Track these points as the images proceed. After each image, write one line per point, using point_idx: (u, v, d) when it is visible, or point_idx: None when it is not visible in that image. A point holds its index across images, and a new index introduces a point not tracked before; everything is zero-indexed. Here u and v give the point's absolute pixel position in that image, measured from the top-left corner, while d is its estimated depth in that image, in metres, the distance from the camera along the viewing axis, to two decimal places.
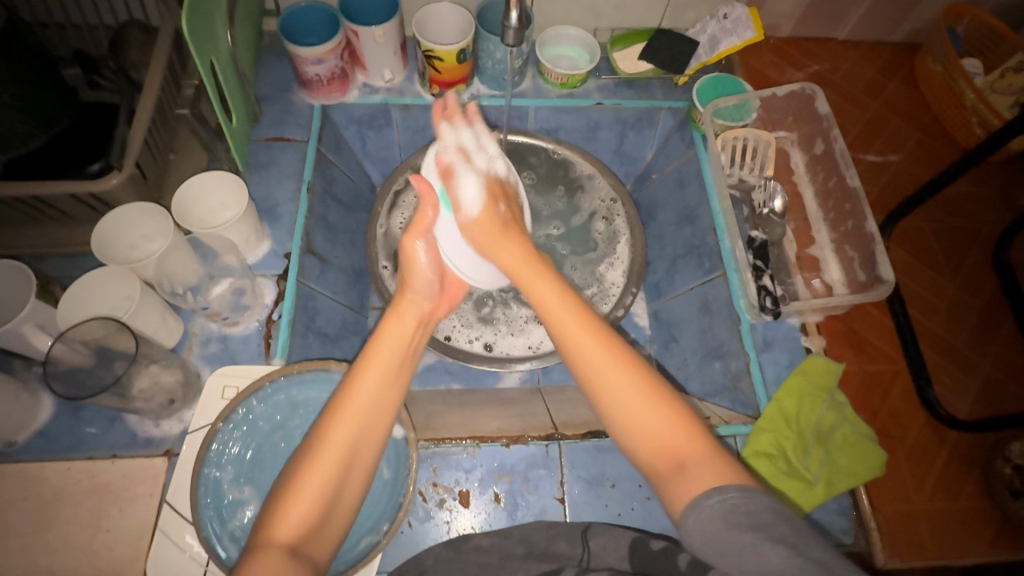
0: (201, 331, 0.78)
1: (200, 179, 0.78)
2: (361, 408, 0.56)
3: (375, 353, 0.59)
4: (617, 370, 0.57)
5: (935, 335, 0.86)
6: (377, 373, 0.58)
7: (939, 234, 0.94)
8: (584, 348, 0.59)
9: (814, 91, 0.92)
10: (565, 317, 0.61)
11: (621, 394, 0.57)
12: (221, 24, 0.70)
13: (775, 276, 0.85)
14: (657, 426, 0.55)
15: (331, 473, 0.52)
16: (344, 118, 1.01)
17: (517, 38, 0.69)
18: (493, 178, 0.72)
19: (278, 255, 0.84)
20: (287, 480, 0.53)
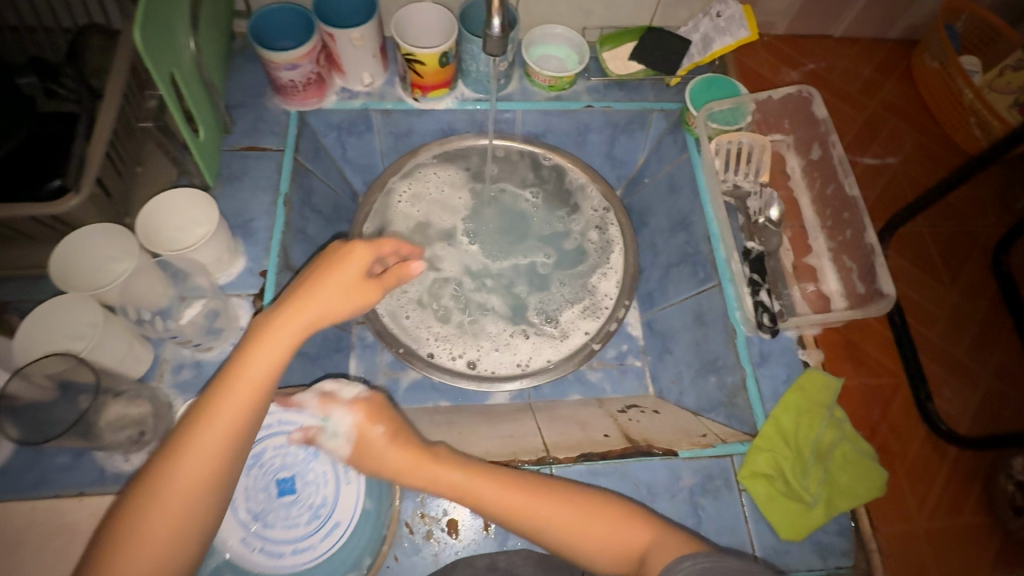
0: (172, 356, 0.74)
1: (165, 198, 0.74)
2: (216, 439, 0.52)
3: (237, 376, 0.54)
4: (546, 499, 0.61)
5: (936, 346, 0.84)
6: (244, 396, 0.53)
7: (938, 240, 0.91)
8: (531, 508, 0.61)
9: (811, 94, 0.88)
10: (467, 484, 0.63)
11: (536, 514, 0.61)
12: (183, 33, 0.65)
13: (772, 291, 0.82)
14: (595, 526, 0.61)
15: (185, 517, 0.50)
16: (322, 124, 0.96)
17: (498, 47, 0.64)
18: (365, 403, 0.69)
19: (254, 273, 0.80)
20: (131, 511, 0.49)
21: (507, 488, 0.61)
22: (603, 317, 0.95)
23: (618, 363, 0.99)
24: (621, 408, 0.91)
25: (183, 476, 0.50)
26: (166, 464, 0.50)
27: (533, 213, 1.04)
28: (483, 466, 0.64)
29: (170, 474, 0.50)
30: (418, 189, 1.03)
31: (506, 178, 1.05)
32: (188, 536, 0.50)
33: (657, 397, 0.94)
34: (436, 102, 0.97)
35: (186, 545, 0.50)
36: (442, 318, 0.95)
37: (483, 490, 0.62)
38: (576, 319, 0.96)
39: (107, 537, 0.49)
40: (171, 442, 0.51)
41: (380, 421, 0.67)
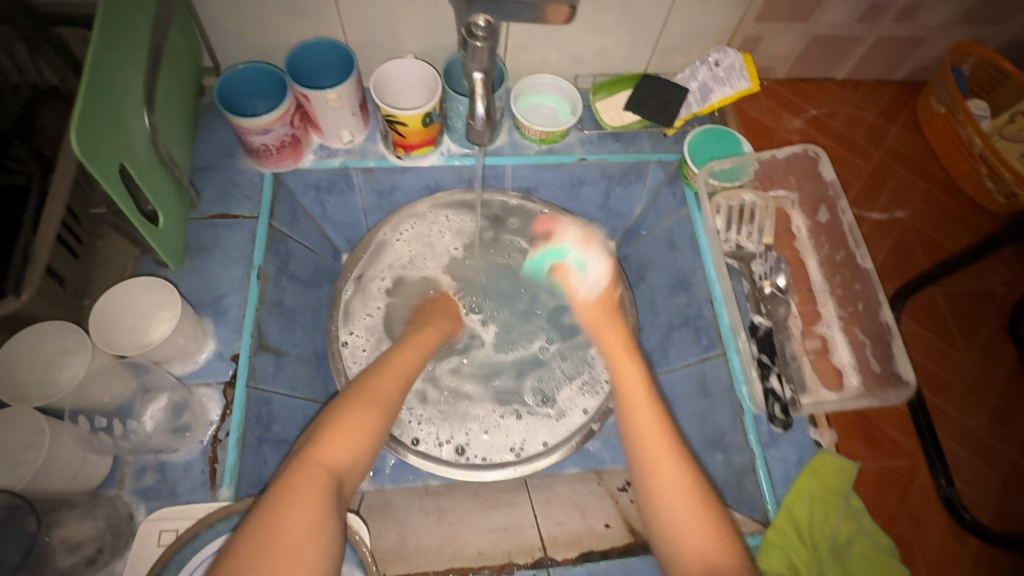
0: (134, 460, 0.67)
1: (139, 284, 0.68)
2: (401, 374, 0.72)
3: (413, 345, 0.79)
4: (672, 462, 0.64)
5: (954, 421, 0.79)
6: (416, 357, 0.77)
7: (952, 302, 0.87)
8: (659, 469, 0.64)
9: (817, 153, 0.85)
10: (654, 444, 0.65)
11: (678, 506, 0.61)
12: (133, 112, 0.60)
13: (784, 374, 0.76)
14: (701, 530, 0.59)
15: (382, 418, 0.66)
16: (300, 184, 0.90)
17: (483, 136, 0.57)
18: (612, 266, 0.88)
19: (224, 357, 0.74)
20: (346, 404, 0.65)
21: (680, 463, 0.64)
22: (602, 393, 0.92)
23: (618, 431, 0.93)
24: (623, 484, 0.84)
25: (381, 391, 0.68)
26: (368, 378, 0.69)
27: (541, 282, 1.00)
28: (680, 451, 0.65)
29: (376, 388, 0.68)
30: (421, 233, 1.00)
31: (511, 243, 1.02)
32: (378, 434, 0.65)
33: None
34: (420, 159, 0.91)
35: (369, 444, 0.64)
36: (427, 396, 0.92)
37: (661, 463, 0.64)
38: (575, 396, 0.93)
39: (323, 422, 0.63)
40: (374, 369, 0.71)
41: (606, 307, 0.83)
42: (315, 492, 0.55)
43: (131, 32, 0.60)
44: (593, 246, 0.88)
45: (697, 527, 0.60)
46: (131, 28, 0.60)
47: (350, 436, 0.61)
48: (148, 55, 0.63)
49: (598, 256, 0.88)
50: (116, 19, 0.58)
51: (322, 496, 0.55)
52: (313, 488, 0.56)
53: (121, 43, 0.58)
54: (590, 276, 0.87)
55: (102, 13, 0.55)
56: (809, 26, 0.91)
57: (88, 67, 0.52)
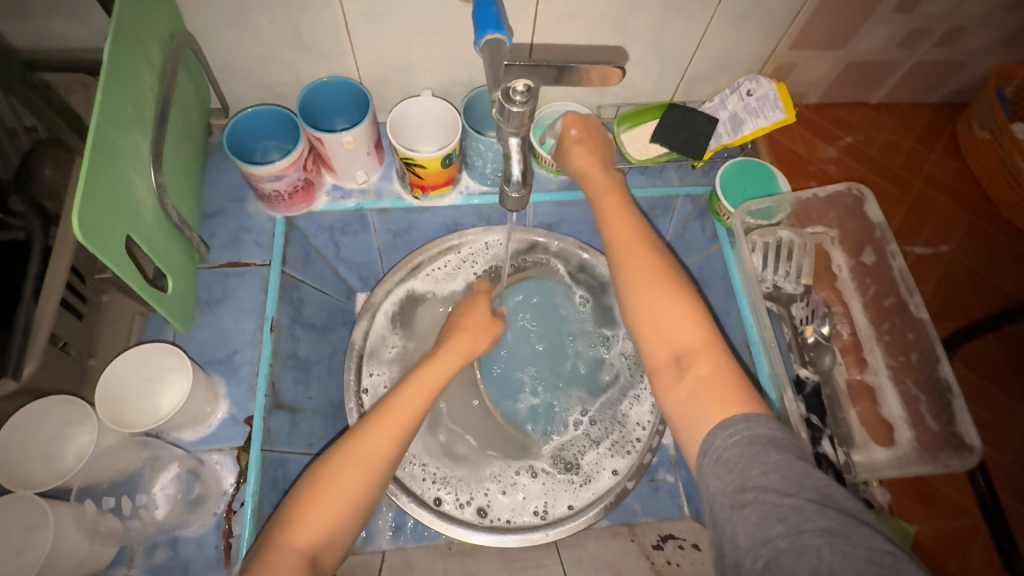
0: (144, 537, 0.63)
1: (143, 348, 0.64)
2: (402, 422, 0.61)
3: (420, 380, 0.65)
4: (650, 270, 0.61)
5: (1011, 474, 0.75)
6: (422, 397, 0.64)
7: (1005, 343, 0.82)
8: (627, 262, 0.63)
9: (862, 192, 0.80)
10: (620, 233, 0.65)
11: (637, 296, 0.60)
12: (138, 171, 0.56)
13: (836, 435, 0.71)
14: (673, 326, 0.58)
15: (363, 490, 0.57)
16: (312, 226, 0.87)
17: (517, 206, 0.53)
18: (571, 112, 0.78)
19: (238, 420, 0.70)
20: (324, 473, 0.57)
21: (654, 260, 0.62)
22: (633, 454, 0.85)
23: (649, 480, 0.89)
24: (657, 541, 0.80)
25: (375, 448, 0.59)
26: (363, 430, 0.60)
27: (578, 324, 0.92)
28: (651, 246, 0.64)
29: (361, 452, 0.58)
30: (454, 265, 0.93)
31: (544, 283, 0.92)
32: (366, 500, 0.58)
33: (694, 521, 0.84)
34: (438, 200, 0.87)
35: (355, 513, 0.57)
36: (436, 449, 0.85)
37: (628, 259, 0.63)
38: (602, 458, 0.86)
39: (300, 494, 0.56)
40: (366, 423, 0.61)
41: (588, 147, 0.75)
42: None
43: (134, 88, 0.56)
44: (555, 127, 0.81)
45: (673, 321, 0.58)
46: (136, 87, 0.57)
47: (323, 514, 0.55)
48: (154, 113, 0.59)
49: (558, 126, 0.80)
50: (119, 76, 0.54)
51: None
52: None
53: (124, 102, 0.54)
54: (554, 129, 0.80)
55: (106, 71, 0.52)
56: (846, 53, 0.87)
57: (90, 132, 0.48)
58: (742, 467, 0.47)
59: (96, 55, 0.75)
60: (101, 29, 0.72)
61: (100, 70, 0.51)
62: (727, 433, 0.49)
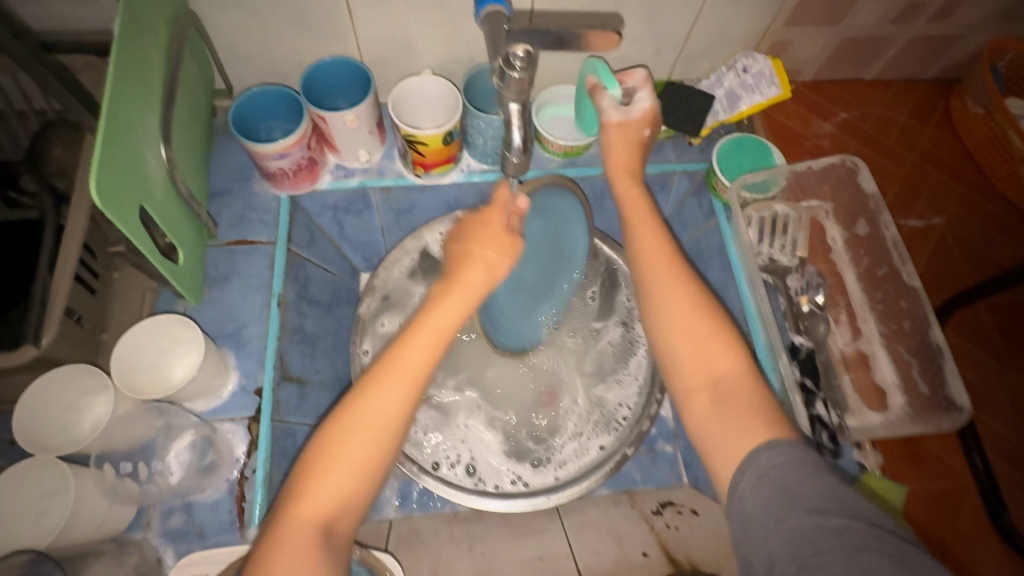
0: (160, 502, 0.66)
1: (168, 319, 0.66)
2: (409, 380, 0.55)
3: (428, 325, 0.57)
4: (676, 279, 0.61)
5: (1003, 438, 0.76)
6: (430, 343, 0.56)
7: (997, 312, 0.83)
8: (657, 279, 0.62)
9: (856, 164, 0.81)
10: (648, 249, 0.64)
11: (667, 310, 0.60)
12: (150, 145, 0.57)
13: (830, 398, 0.73)
14: (706, 348, 0.57)
15: (377, 454, 0.53)
16: (316, 205, 0.88)
17: (516, 173, 0.54)
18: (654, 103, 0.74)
19: (247, 391, 0.72)
20: (333, 439, 0.53)
21: (679, 272, 0.61)
22: (619, 431, 0.86)
23: (648, 450, 0.91)
24: (656, 507, 0.83)
25: (384, 409, 0.54)
26: (367, 391, 0.54)
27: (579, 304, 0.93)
28: (679, 265, 0.62)
29: (368, 411, 0.53)
30: None
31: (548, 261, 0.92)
32: (380, 462, 0.54)
33: (692, 488, 0.86)
34: (440, 177, 0.89)
35: (371, 476, 0.54)
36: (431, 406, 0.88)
37: (658, 275, 0.62)
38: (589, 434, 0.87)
39: (310, 463, 0.52)
40: (371, 379, 0.55)
41: (628, 145, 0.73)
42: (303, 555, 0.48)
43: (145, 64, 0.58)
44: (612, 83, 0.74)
45: (712, 347, 0.57)
46: (146, 62, 0.58)
47: (335, 483, 0.51)
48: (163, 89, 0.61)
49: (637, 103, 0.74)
50: (130, 51, 0.55)
51: (312, 556, 0.48)
52: (300, 552, 0.48)
53: (136, 77, 0.55)
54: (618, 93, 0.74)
55: (118, 47, 0.53)
56: (840, 29, 0.88)
57: (105, 104, 0.50)
58: (790, 485, 0.45)
59: (103, 36, 0.76)
60: (108, 11, 0.73)
61: (112, 46, 0.53)
62: (755, 455, 0.48)
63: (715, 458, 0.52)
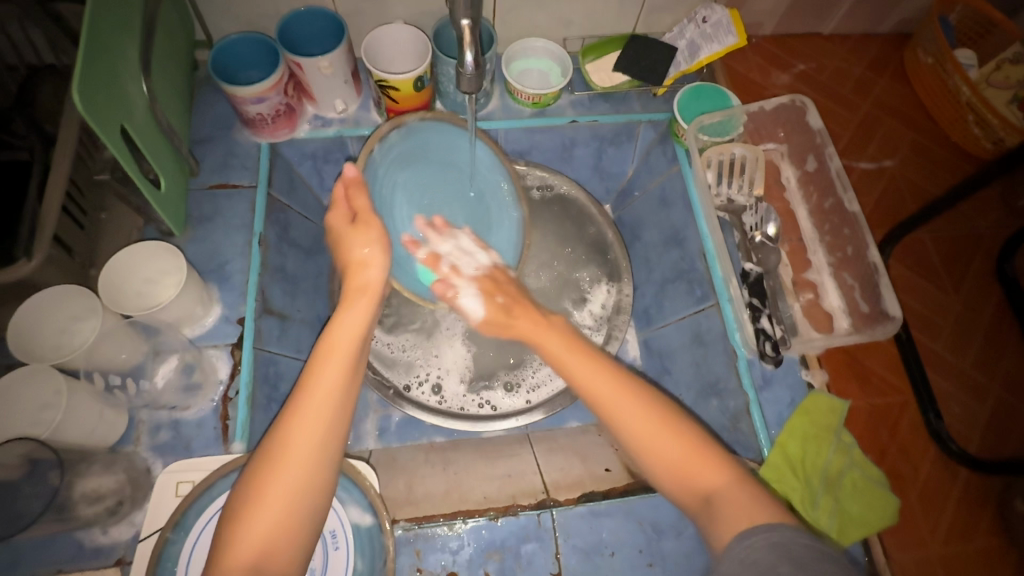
0: (149, 418, 0.70)
1: (156, 248, 0.70)
2: (320, 403, 0.56)
3: (329, 348, 0.60)
4: (576, 357, 0.64)
5: (942, 359, 0.82)
6: (338, 366, 0.59)
7: (940, 246, 0.89)
8: (609, 402, 0.60)
9: (804, 103, 0.85)
10: (570, 358, 0.64)
11: (633, 420, 0.58)
12: (131, 76, 0.61)
13: (775, 315, 0.79)
14: (672, 448, 0.57)
15: (299, 485, 0.54)
16: (296, 154, 0.92)
17: (473, 86, 0.59)
18: (485, 276, 0.73)
19: (231, 320, 0.77)
20: (250, 483, 0.53)
21: (599, 367, 0.62)
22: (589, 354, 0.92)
23: None
24: None
25: (298, 437, 0.55)
26: (283, 426, 0.55)
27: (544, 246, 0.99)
28: (615, 369, 0.63)
29: (285, 448, 0.54)
30: None
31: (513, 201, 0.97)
32: (314, 491, 0.54)
33: None
34: None
35: (303, 506, 0.54)
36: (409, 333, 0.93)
37: (601, 392, 0.60)
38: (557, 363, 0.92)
39: (234, 511, 0.53)
40: (282, 419, 0.56)
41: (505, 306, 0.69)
42: None
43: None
44: (455, 279, 0.71)
45: (626, 418, 0.59)
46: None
47: (266, 517, 0.52)
48: (143, 25, 0.65)
49: (469, 292, 0.70)
50: None
51: None
52: None
53: (118, 9, 0.59)
54: (464, 302, 0.70)
55: None
56: None
57: (89, 29, 0.54)
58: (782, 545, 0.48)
59: None
60: None
61: None
62: (748, 540, 0.50)
63: (718, 537, 0.53)
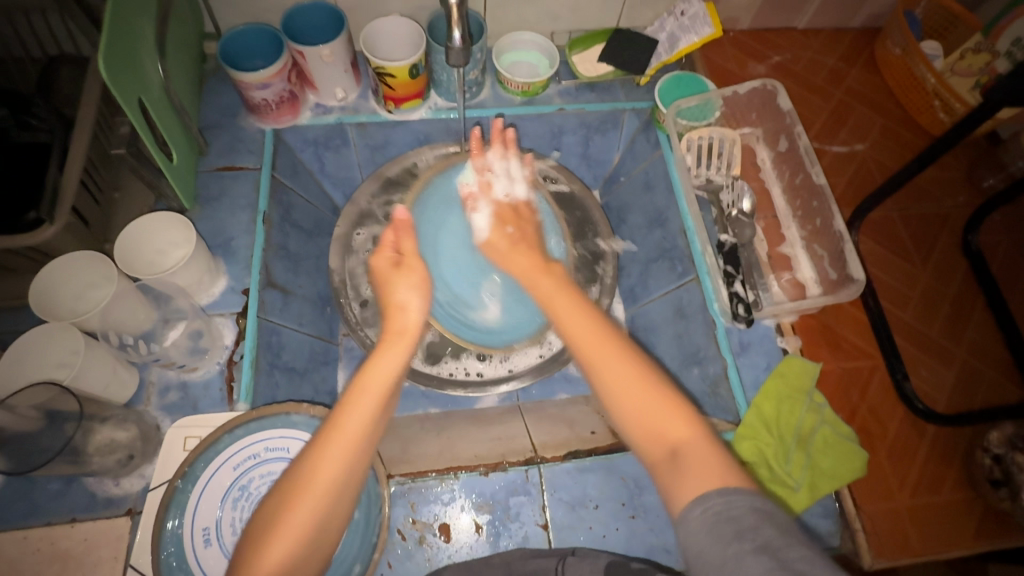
0: (158, 379, 0.75)
1: (168, 217, 0.75)
2: (351, 439, 0.55)
3: (369, 381, 0.59)
4: (564, 299, 0.66)
5: (912, 327, 0.86)
6: (371, 403, 0.58)
7: (909, 223, 0.94)
8: (574, 326, 0.63)
9: (774, 87, 0.92)
10: (559, 305, 0.65)
11: (601, 362, 0.59)
12: (148, 56, 0.67)
13: (748, 280, 0.84)
14: (642, 401, 0.57)
15: (314, 514, 0.53)
16: (298, 140, 0.97)
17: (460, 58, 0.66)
18: (504, 207, 0.84)
19: (236, 292, 0.81)
20: (277, 509, 0.53)
21: (571, 297, 0.66)
22: None
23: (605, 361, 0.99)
24: None
25: (326, 470, 0.54)
26: (314, 456, 0.54)
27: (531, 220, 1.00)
28: (584, 305, 0.65)
29: (313, 478, 0.53)
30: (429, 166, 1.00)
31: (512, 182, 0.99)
32: (328, 521, 0.54)
33: None
34: (410, 113, 0.98)
35: (323, 530, 0.54)
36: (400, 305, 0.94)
37: (575, 321, 0.63)
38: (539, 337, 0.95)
39: (258, 530, 0.53)
40: (313, 448, 0.55)
41: (522, 247, 0.76)
42: None
43: None
44: (479, 198, 0.86)
45: (607, 365, 0.59)
46: None
47: (285, 542, 0.51)
48: (159, 10, 0.70)
49: (485, 211, 0.84)
50: None
51: None
52: None
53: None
54: (479, 219, 0.84)
55: None
56: None
57: (112, 11, 0.59)
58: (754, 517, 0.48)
59: None
60: None
61: None
62: (706, 504, 0.48)
63: (674, 493, 0.51)
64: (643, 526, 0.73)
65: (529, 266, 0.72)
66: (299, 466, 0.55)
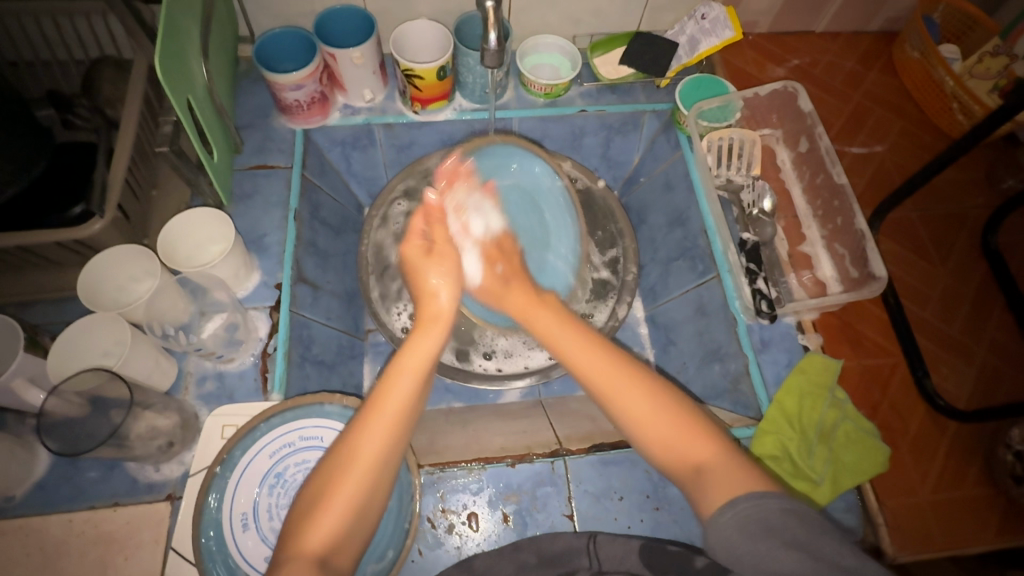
0: (195, 369, 0.78)
1: (209, 214, 0.77)
2: (390, 416, 0.57)
3: (406, 363, 0.61)
4: (564, 331, 0.67)
5: (932, 326, 0.87)
6: (408, 380, 0.60)
7: (927, 224, 0.95)
8: (584, 361, 0.63)
9: (795, 89, 0.93)
10: (564, 341, 0.66)
11: (621, 397, 0.60)
12: (195, 58, 0.70)
13: (770, 278, 0.85)
14: (661, 425, 0.58)
15: (363, 485, 0.54)
16: (327, 140, 1.00)
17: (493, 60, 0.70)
18: (488, 242, 0.79)
19: (269, 286, 0.83)
20: (319, 486, 0.55)
21: (573, 328, 0.67)
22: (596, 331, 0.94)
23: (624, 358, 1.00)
24: None
25: (369, 445, 0.56)
26: (356, 435, 0.56)
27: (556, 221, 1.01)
28: (592, 339, 0.65)
29: (354, 453, 0.55)
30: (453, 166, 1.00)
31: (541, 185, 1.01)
32: (373, 497, 0.56)
33: None
34: (436, 114, 1.01)
35: (369, 505, 0.55)
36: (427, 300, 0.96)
37: (584, 357, 0.64)
38: None
39: (303, 509, 0.54)
40: (354, 427, 0.57)
41: (515, 288, 0.74)
42: None
43: None
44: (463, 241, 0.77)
45: (623, 396, 0.60)
46: None
47: (332, 516, 0.53)
48: (203, 14, 0.73)
49: (473, 252, 0.77)
50: None
51: None
52: None
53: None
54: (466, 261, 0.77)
55: None
56: None
57: (167, 16, 0.62)
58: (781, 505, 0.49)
59: None
60: None
61: None
62: (737, 507, 0.50)
63: (703, 502, 0.53)
64: (667, 517, 0.75)
65: (526, 303, 0.72)
66: (339, 445, 0.57)
